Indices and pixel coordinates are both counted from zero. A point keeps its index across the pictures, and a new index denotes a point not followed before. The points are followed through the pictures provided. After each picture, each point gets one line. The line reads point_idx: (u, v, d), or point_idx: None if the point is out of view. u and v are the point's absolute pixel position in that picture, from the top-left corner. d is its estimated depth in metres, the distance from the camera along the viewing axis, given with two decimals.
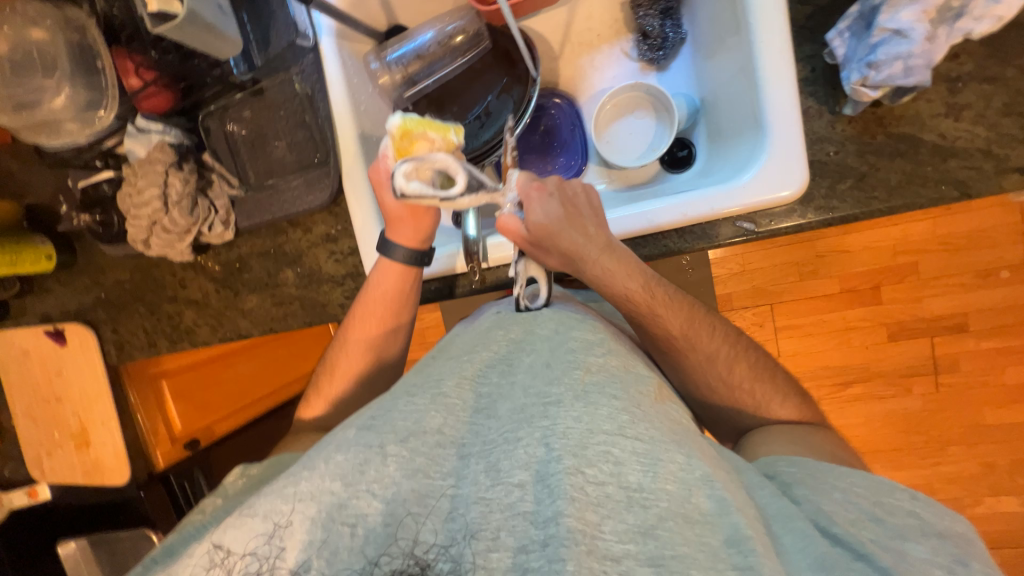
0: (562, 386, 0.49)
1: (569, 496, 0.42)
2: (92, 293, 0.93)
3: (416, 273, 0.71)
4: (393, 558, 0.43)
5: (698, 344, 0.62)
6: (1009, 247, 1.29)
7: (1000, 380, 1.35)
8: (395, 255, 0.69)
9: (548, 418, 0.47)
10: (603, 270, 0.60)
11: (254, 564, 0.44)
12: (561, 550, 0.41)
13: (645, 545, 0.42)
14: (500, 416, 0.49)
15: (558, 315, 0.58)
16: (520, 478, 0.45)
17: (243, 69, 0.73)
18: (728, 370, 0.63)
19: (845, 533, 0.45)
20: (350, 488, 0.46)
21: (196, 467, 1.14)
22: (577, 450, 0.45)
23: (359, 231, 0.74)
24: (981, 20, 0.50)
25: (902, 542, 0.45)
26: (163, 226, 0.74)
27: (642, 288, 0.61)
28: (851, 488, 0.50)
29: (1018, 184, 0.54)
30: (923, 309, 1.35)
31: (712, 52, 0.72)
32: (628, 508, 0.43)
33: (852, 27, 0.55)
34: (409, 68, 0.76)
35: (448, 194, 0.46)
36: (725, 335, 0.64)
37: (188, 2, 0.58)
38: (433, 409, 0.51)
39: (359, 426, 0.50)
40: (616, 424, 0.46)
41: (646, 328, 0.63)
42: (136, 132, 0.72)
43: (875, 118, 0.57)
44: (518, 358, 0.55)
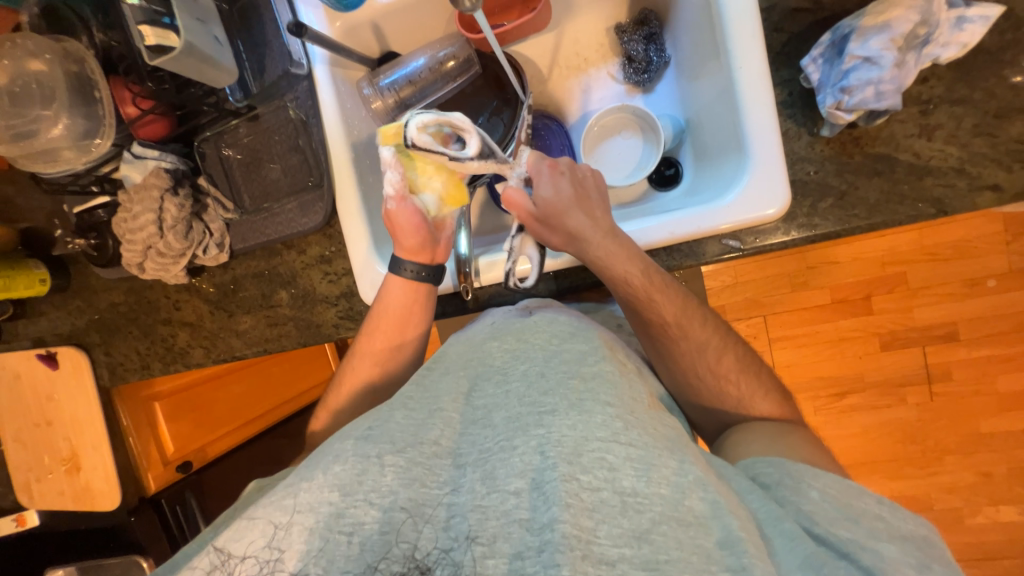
0: (556, 396, 0.50)
1: (564, 502, 0.42)
2: (86, 315, 0.93)
3: (427, 288, 0.72)
4: (392, 562, 0.43)
5: (690, 333, 0.63)
6: (994, 256, 1.31)
7: (993, 388, 1.36)
8: (403, 271, 0.70)
9: (543, 426, 0.47)
10: (606, 252, 0.62)
11: (255, 567, 0.44)
12: (556, 556, 0.40)
13: (639, 549, 0.42)
14: (495, 425, 0.50)
15: (554, 326, 0.58)
16: (516, 485, 0.45)
17: (239, 96, 0.74)
18: (716, 360, 0.64)
19: (826, 533, 0.45)
20: (347, 498, 0.45)
21: (188, 490, 1.14)
22: (572, 456, 0.45)
23: (350, 243, 0.75)
24: (948, 46, 0.53)
25: (876, 542, 0.45)
26: (158, 249, 0.75)
27: (642, 273, 0.61)
28: (827, 487, 0.49)
29: (991, 201, 0.56)
30: (913, 318, 1.37)
31: (695, 75, 0.74)
32: (623, 512, 0.43)
33: (825, 54, 0.56)
34: (401, 93, 0.77)
35: (459, 155, 0.60)
36: (711, 338, 0.65)
37: (186, 36, 0.60)
38: (431, 422, 0.52)
39: (356, 438, 0.50)
40: (610, 431, 0.47)
41: (642, 314, 0.63)
42: (133, 158, 0.73)
43: (851, 139, 0.59)
44: (512, 367, 0.55)
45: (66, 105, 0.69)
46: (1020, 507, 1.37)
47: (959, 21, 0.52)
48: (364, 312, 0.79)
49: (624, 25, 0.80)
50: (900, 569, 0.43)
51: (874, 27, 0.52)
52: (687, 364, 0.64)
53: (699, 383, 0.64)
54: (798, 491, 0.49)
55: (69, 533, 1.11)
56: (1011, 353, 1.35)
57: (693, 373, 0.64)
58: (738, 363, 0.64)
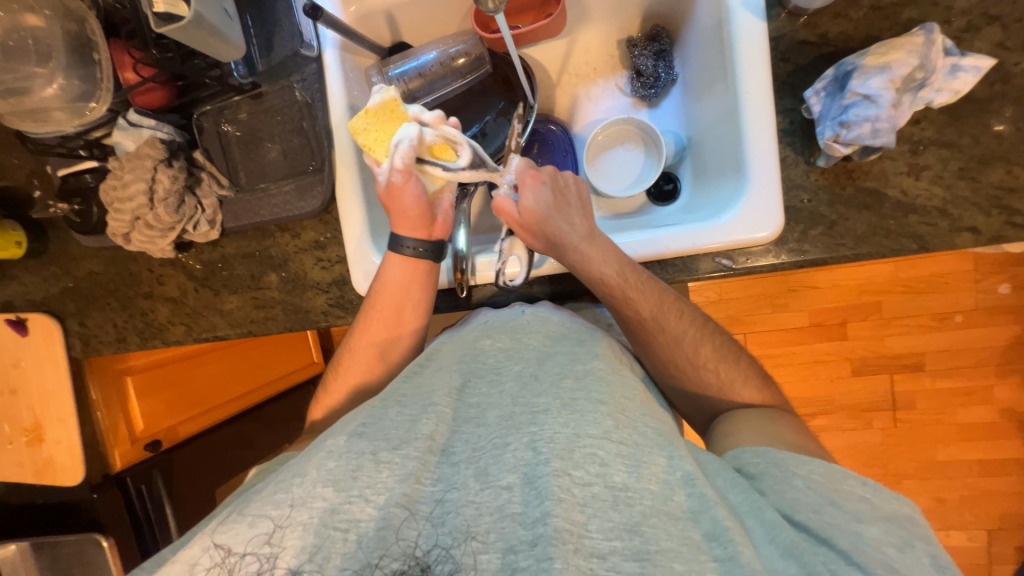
0: (549, 395, 0.51)
1: (556, 497, 0.43)
2: (62, 282, 0.90)
3: (427, 265, 0.71)
4: (393, 559, 0.43)
5: (667, 326, 0.64)
6: (964, 293, 1.38)
7: (952, 419, 1.43)
8: (404, 247, 0.70)
9: (536, 424, 0.48)
10: (582, 257, 0.64)
11: (255, 564, 0.43)
12: (550, 549, 0.41)
13: (630, 541, 0.42)
14: (489, 423, 0.51)
15: (545, 326, 0.60)
16: (508, 480, 0.46)
17: (244, 73, 0.73)
18: (695, 350, 0.65)
19: (807, 521, 0.47)
20: (342, 494, 0.45)
21: (156, 469, 1.09)
22: (564, 453, 0.46)
23: (347, 232, 0.74)
24: (941, 92, 0.56)
25: (858, 524, 0.47)
26: (146, 221, 0.74)
27: (617, 274, 0.63)
28: (812, 475, 0.50)
29: (969, 242, 0.59)
30: (884, 346, 1.42)
31: (700, 94, 0.75)
32: (614, 506, 0.44)
33: (827, 88, 0.58)
34: (410, 84, 0.76)
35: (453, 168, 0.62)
36: (689, 325, 0.65)
37: (196, 6, 0.59)
38: (425, 416, 0.52)
39: (348, 433, 0.50)
40: (602, 429, 0.48)
41: (622, 313, 0.64)
42: (127, 125, 0.71)
43: (845, 171, 0.61)
44: (505, 367, 0.56)
45: (62, 64, 0.67)
46: (969, 533, 1.44)
47: (954, 69, 0.55)
48: (355, 302, 0.79)
49: (635, 39, 0.82)
50: (883, 552, 0.45)
51: (876, 66, 0.54)
52: (666, 355, 0.65)
53: (690, 381, 0.65)
54: (783, 480, 0.50)
55: (29, 506, 1.07)
56: (972, 387, 1.41)
57: (674, 361, 0.65)
58: (731, 377, 0.65)
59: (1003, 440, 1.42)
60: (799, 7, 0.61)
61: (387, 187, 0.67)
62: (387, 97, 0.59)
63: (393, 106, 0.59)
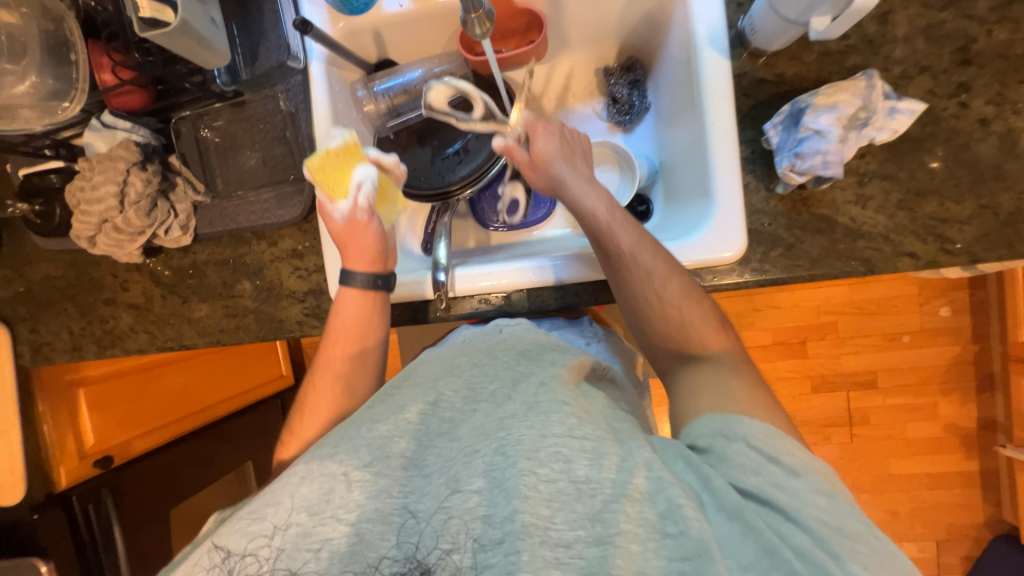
0: (517, 401, 0.51)
1: (522, 494, 0.44)
2: (15, 286, 0.86)
3: (380, 296, 0.71)
4: (393, 562, 0.44)
5: (641, 259, 0.62)
6: (910, 315, 1.48)
7: (903, 434, 1.51)
8: (352, 282, 0.69)
9: (503, 429, 0.49)
10: (580, 192, 0.66)
11: (255, 564, 0.43)
12: (516, 544, 0.43)
13: (593, 529, 0.44)
14: (461, 437, 0.50)
15: (519, 342, 0.61)
16: (476, 485, 0.46)
17: (226, 81, 0.72)
18: (664, 286, 0.63)
19: (756, 489, 0.46)
20: (315, 517, 0.45)
21: (105, 487, 1.01)
22: (531, 453, 0.46)
23: (327, 262, 0.74)
24: (882, 130, 0.62)
25: (796, 480, 0.47)
26: (115, 225, 0.71)
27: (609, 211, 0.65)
28: (753, 432, 0.50)
29: (909, 266, 0.64)
30: (840, 365, 1.51)
31: (671, 123, 0.80)
32: (577, 498, 0.45)
33: (783, 122, 0.63)
34: (395, 100, 0.78)
35: (464, 117, 0.69)
36: (663, 261, 0.63)
37: (183, 13, 0.59)
38: (397, 434, 0.51)
39: (320, 457, 0.49)
40: (565, 427, 0.48)
41: (602, 244, 0.64)
42: (101, 127, 0.70)
43: (800, 199, 0.66)
44: (481, 388, 0.55)
45: (38, 63, 0.66)
46: (920, 544, 1.52)
47: (892, 111, 0.61)
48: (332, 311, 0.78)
49: (612, 68, 0.86)
50: (815, 506, 0.46)
51: (825, 105, 0.60)
52: (636, 291, 0.63)
53: (657, 319, 0.63)
54: (728, 448, 0.50)
55: None
56: (919, 403, 1.51)
57: (644, 297, 0.63)
58: None
59: (949, 453, 1.51)
60: (758, 49, 0.66)
61: (347, 224, 0.69)
62: (349, 141, 0.67)
63: (355, 149, 0.67)
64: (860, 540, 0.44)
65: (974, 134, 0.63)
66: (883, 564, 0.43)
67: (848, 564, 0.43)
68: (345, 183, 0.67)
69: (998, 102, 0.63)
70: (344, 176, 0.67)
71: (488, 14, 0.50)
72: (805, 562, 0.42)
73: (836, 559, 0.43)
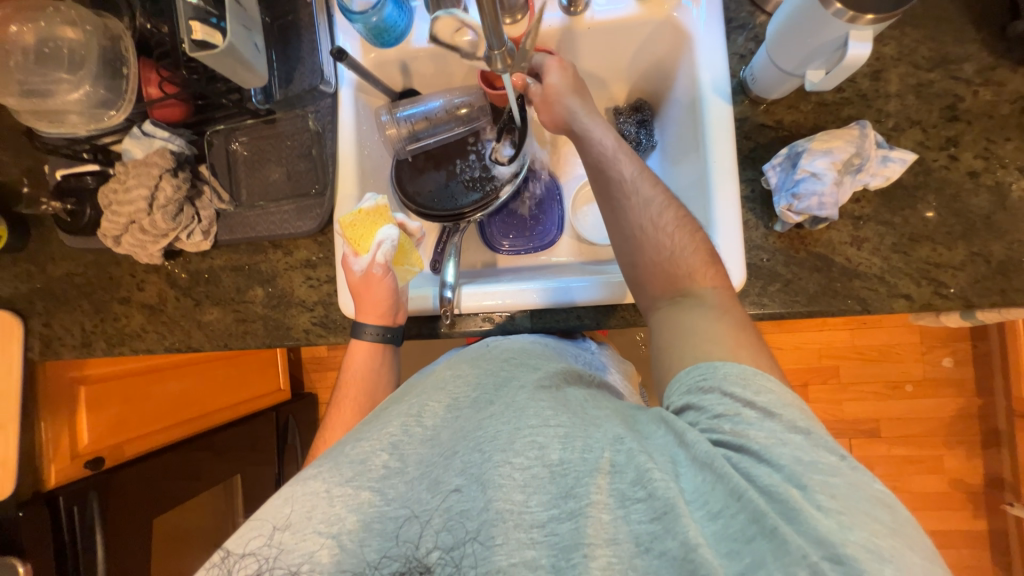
0: (497, 403, 0.53)
1: (497, 483, 0.46)
2: (34, 281, 0.88)
3: (390, 348, 0.75)
4: (393, 560, 0.45)
5: (641, 189, 0.66)
6: (913, 364, 1.48)
7: (908, 487, 1.48)
8: (363, 335, 0.73)
9: (482, 429, 0.51)
10: (587, 123, 0.70)
11: (254, 563, 0.45)
12: (491, 530, 0.45)
13: (564, 505, 0.45)
14: (443, 442, 0.52)
15: (506, 350, 0.63)
16: (455, 483, 0.47)
17: (260, 100, 0.78)
18: (660, 215, 0.64)
19: (729, 437, 0.46)
20: (297, 535, 0.46)
21: (93, 491, 0.99)
22: (506, 445, 0.48)
23: (342, 291, 0.77)
24: (875, 176, 0.65)
25: (763, 420, 0.46)
26: (141, 226, 0.75)
27: (614, 143, 0.69)
28: (729, 372, 0.50)
29: (904, 308, 0.66)
30: (843, 411, 1.50)
31: (677, 160, 0.83)
32: (551, 480, 0.46)
33: (782, 164, 0.67)
34: (415, 126, 0.82)
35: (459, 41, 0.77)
36: (659, 194, 0.66)
37: (231, 38, 0.65)
38: (378, 448, 0.51)
39: (304, 476, 0.50)
40: (540, 419, 0.50)
41: (606, 172, 0.68)
42: (140, 135, 0.74)
43: (798, 237, 0.69)
44: (464, 395, 0.56)
45: (92, 73, 0.70)
46: None
47: (884, 159, 0.64)
48: (339, 321, 0.80)
49: (620, 109, 0.90)
50: (788, 445, 0.44)
51: (821, 150, 0.63)
52: (632, 217, 0.65)
53: (649, 244, 0.63)
54: (699, 407, 0.49)
55: None
56: (924, 456, 1.47)
57: (638, 224, 0.64)
58: None
59: (956, 511, 1.46)
60: (759, 97, 0.71)
61: (364, 276, 0.72)
62: (381, 204, 0.72)
63: (385, 211, 0.72)
64: (833, 473, 0.42)
65: (963, 185, 0.66)
66: (855, 495, 0.41)
67: (817, 496, 0.41)
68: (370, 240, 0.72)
69: (985, 156, 0.66)
70: (370, 234, 0.71)
71: (510, 51, 0.53)
72: (772, 501, 0.41)
73: (805, 492, 0.41)
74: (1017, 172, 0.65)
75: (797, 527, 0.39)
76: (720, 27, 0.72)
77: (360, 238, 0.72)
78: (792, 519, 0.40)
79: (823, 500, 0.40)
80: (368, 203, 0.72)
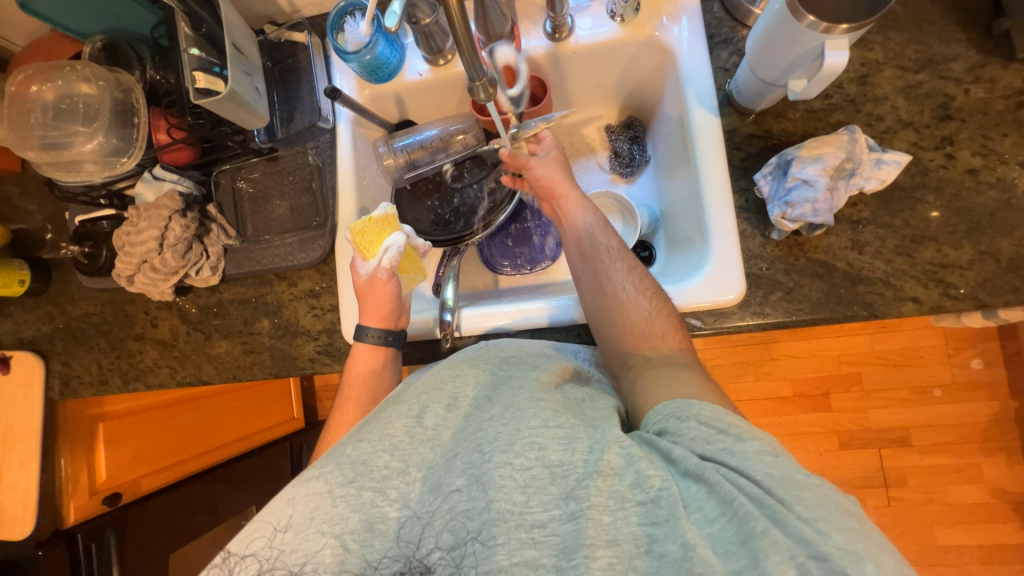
0: (495, 405, 0.52)
1: (498, 484, 0.45)
2: (54, 322, 0.92)
3: (391, 351, 0.73)
4: (392, 560, 0.46)
5: (624, 257, 0.68)
6: (939, 367, 1.42)
7: (947, 498, 1.40)
8: (365, 337, 0.72)
9: (481, 430, 0.50)
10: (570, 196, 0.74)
11: (255, 564, 0.46)
12: (493, 530, 0.44)
13: (566, 507, 0.44)
14: (443, 442, 0.52)
15: (503, 350, 0.61)
16: (456, 484, 0.47)
17: (264, 139, 0.82)
18: (638, 282, 0.66)
19: (711, 453, 0.45)
20: (301, 535, 0.47)
21: (110, 526, 1.01)
22: (507, 446, 0.48)
23: (343, 312, 0.79)
24: (870, 180, 0.64)
25: (739, 441, 0.46)
26: (152, 265, 0.78)
27: (593, 215, 0.72)
28: (703, 411, 0.49)
29: (913, 311, 0.64)
30: (869, 420, 1.44)
31: (669, 174, 0.84)
32: (551, 481, 0.46)
33: (773, 172, 0.67)
34: (412, 155, 0.84)
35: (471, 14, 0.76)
36: (637, 263, 0.69)
37: (232, 84, 0.68)
38: (380, 449, 0.51)
39: (305, 477, 0.50)
40: (541, 420, 0.49)
41: (596, 237, 0.70)
42: (151, 179, 0.78)
43: (796, 244, 0.68)
44: (461, 394, 0.55)
45: (105, 124, 0.73)
46: None
47: (878, 162, 0.64)
48: (343, 349, 0.81)
49: (613, 127, 0.91)
50: (762, 462, 0.44)
51: (810, 157, 0.63)
52: (614, 280, 0.66)
53: (626, 306, 0.64)
54: (682, 430, 0.48)
55: None
56: (961, 464, 1.40)
57: (618, 287, 0.66)
58: None
59: (1003, 523, 1.37)
60: (746, 108, 0.71)
61: (369, 280, 0.72)
62: (390, 212, 0.74)
63: (393, 220, 0.74)
64: (804, 488, 0.42)
65: (963, 183, 0.65)
66: (824, 506, 0.41)
67: (795, 508, 0.40)
68: (378, 247, 0.73)
69: (984, 153, 0.65)
70: (380, 242, 0.73)
71: (491, 80, 0.55)
72: (759, 506, 0.41)
73: (784, 505, 0.41)
74: (1019, 167, 0.64)
75: (784, 529, 0.39)
76: (702, 41, 0.73)
77: (370, 245, 0.72)
78: (779, 522, 0.40)
79: (802, 511, 0.40)
80: (377, 212, 0.74)
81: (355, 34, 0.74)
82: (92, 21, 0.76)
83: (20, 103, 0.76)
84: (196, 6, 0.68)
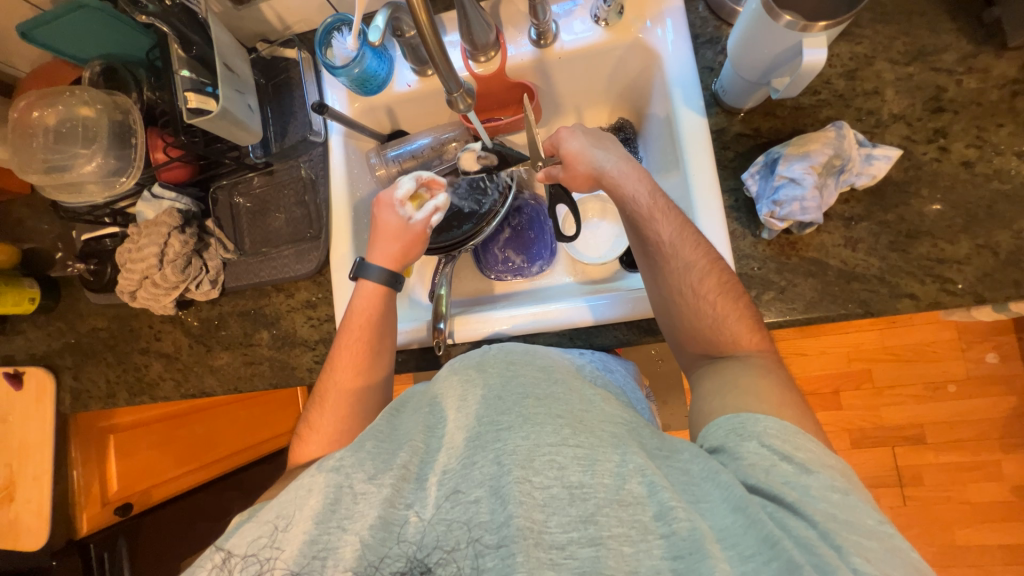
0: (512, 413, 0.49)
1: (518, 500, 0.44)
2: (64, 337, 0.94)
3: (391, 293, 0.72)
4: (393, 560, 0.44)
5: (681, 251, 0.64)
6: (952, 362, 1.38)
7: (965, 497, 1.36)
8: (372, 276, 0.71)
9: (499, 441, 0.47)
10: (617, 179, 0.69)
11: (255, 565, 0.45)
12: (511, 546, 0.42)
13: (585, 531, 0.43)
14: (456, 444, 0.49)
15: (506, 352, 0.55)
16: (475, 494, 0.45)
17: (259, 153, 0.83)
18: (700, 281, 0.63)
19: (767, 485, 0.46)
20: (321, 525, 0.46)
21: (121, 535, 1.10)
22: (526, 461, 0.45)
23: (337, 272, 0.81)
24: (862, 175, 0.63)
25: (807, 475, 0.47)
26: (153, 280, 0.80)
27: (648, 195, 0.67)
28: (769, 429, 0.50)
29: (910, 308, 0.63)
30: (882, 417, 1.41)
31: (661, 175, 0.83)
32: (570, 502, 0.45)
33: (760, 171, 0.66)
34: (404, 164, 0.86)
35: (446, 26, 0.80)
36: (700, 255, 0.64)
37: (223, 102, 0.71)
38: (400, 449, 0.50)
39: (323, 467, 0.49)
40: (559, 437, 0.47)
41: (642, 233, 0.66)
42: (150, 197, 0.80)
43: (788, 243, 0.67)
44: (470, 394, 0.52)
45: (104, 146, 0.76)
46: None
47: (868, 158, 0.63)
48: None
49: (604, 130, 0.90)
50: (826, 500, 0.45)
51: (797, 155, 0.62)
52: (673, 281, 0.64)
53: (690, 313, 0.63)
54: (740, 447, 0.50)
55: None
56: (978, 461, 1.36)
57: (677, 290, 0.64)
58: None
59: None
60: (733, 107, 0.71)
61: (405, 228, 0.71)
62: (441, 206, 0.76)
63: None
64: (870, 536, 0.43)
65: (958, 175, 0.64)
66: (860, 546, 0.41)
67: (852, 560, 0.41)
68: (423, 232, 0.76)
69: (978, 145, 0.64)
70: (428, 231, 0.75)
71: (468, 91, 0.56)
72: (807, 553, 0.41)
73: (839, 553, 0.41)
74: (1016, 158, 0.63)
75: None
76: (686, 41, 0.73)
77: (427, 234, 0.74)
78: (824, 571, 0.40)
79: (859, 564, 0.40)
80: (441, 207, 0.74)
81: (342, 49, 0.76)
82: (89, 46, 0.79)
83: (23, 128, 0.78)
84: (187, 30, 0.70)
